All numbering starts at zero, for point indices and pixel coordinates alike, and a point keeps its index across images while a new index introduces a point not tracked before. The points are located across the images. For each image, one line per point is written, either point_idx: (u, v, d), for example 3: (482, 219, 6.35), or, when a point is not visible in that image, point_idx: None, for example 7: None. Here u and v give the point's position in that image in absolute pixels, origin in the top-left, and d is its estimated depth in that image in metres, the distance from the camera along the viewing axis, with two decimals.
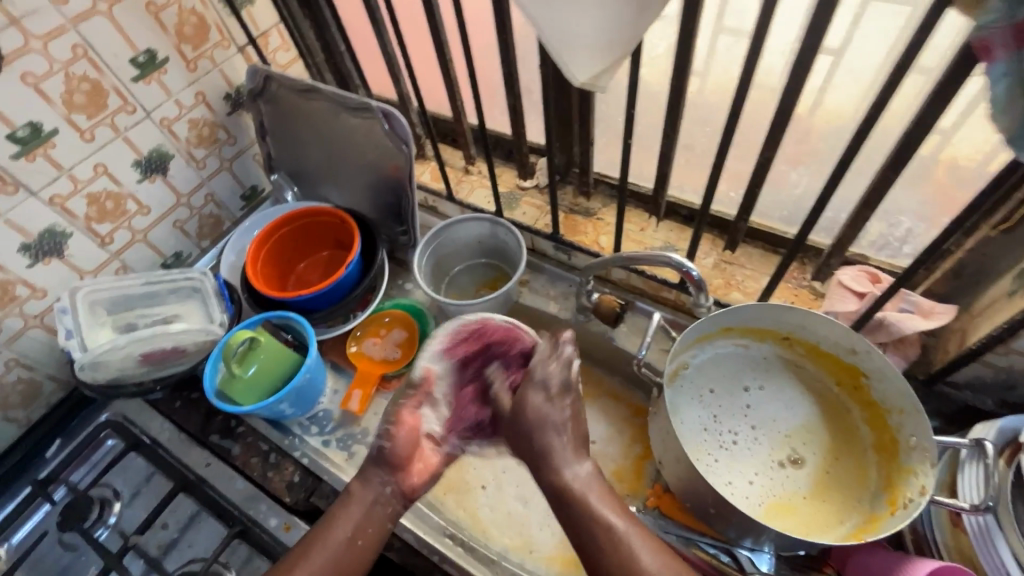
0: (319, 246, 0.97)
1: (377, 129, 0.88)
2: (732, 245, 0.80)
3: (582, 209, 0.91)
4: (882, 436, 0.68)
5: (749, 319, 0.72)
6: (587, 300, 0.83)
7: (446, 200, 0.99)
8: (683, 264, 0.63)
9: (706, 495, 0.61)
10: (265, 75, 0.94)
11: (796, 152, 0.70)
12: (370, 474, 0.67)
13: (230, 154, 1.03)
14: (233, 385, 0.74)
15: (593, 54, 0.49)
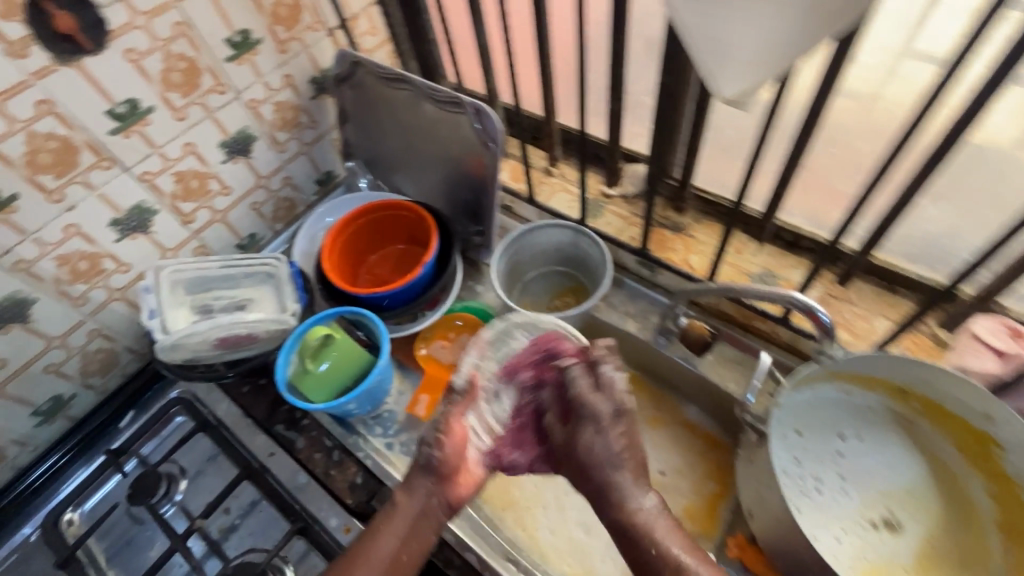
0: (392, 240, 0.95)
1: (464, 124, 0.85)
2: (846, 278, 0.72)
3: (672, 224, 0.86)
4: (1014, 517, 0.61)
5: (866, 367, 0.65)
6: (674, 323, 0.78)
7: (525, 202, 0.95)
8: (809, 306, 0.56)
9: (808, 561, 0.55)
10: (354, 60, 0.92)
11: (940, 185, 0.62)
12: (413, 480, 0.63)
13: (311, 138, 1.02)
14: (305, 379, 0.74)
15: (747, 68, 0.44)
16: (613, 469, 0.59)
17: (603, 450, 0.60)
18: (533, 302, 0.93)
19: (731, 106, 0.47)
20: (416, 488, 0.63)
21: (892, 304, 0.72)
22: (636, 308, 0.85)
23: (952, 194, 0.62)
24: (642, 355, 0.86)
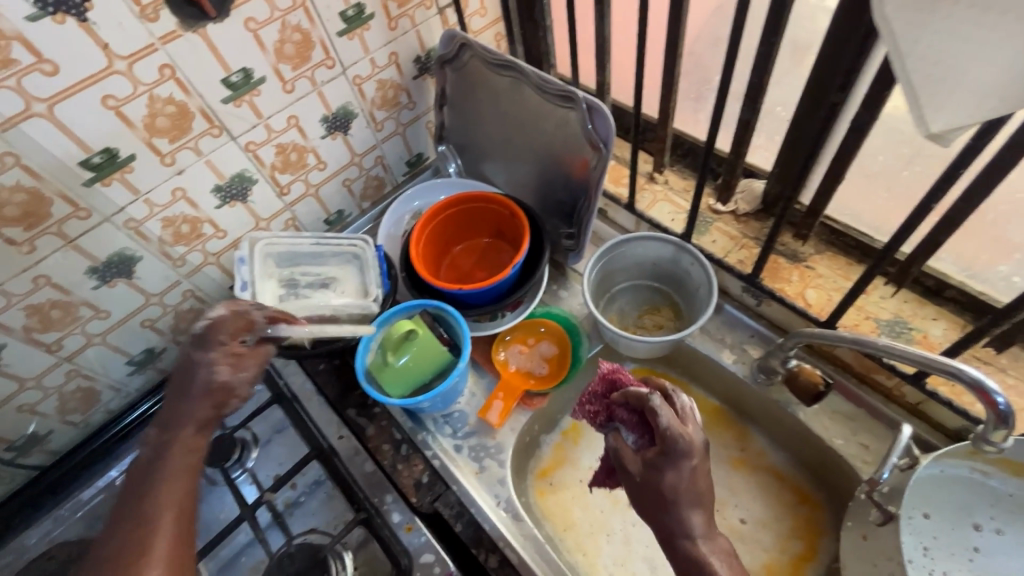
0: (479, 232, 0.92)
1: (572, 120, 0.79)
2: (1002, 343, 0.62)
3: (789, 251, 0.77)
4: None
5: (1014, 452, 0.56)
6: (782, 365, 0.70)
7: (622, 208, 0.89)
8: (980, 383, 0.47)
9: None
10: (461, 42, 0.88)
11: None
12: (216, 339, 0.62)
13: (407, 119, 0.99)
14: (383, 371, 0.73)
15: (972, 97, 0.36)
16: (689, 507, 0.55)
17: (682, 486, 0.55)
18: (621, 317, 0.86)
19: (930, 142, 0.40)
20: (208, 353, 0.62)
21: None
22: (734, 338, 0.78)
23: None
24: (731, 387, 0.79)
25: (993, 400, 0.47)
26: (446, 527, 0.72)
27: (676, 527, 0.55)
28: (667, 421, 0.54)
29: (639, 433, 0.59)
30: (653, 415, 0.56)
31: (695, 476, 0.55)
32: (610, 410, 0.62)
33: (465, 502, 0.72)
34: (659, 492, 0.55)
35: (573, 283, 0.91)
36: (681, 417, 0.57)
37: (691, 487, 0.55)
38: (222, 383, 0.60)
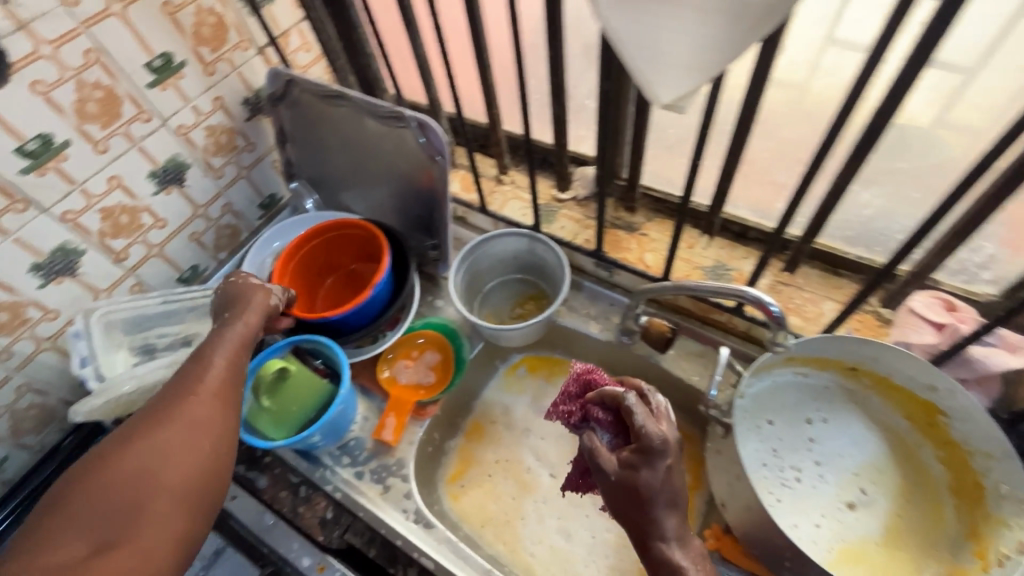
0: (345, 260, 0.92)
1: (408, 138, 0.83)
2: (792, 264, 0.74)
3: (624, 223, 0.87)
4: (963, 479, 0.63)
5: (817, 350, 0.67)
6: (635, 323, 0.78)
7: (478, 212, 0.94)
8: (761, 299, 0.59)
9: (783, 547, 0.57)
10: (287, 78, 0.88)
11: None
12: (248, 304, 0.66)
13: (249, 161, 0.97)
14: (262, 417, 0.71)
15: (683, 73, 0.44)
16: (665, 509, 0.52)
17: (659, 493, 0.51)
18: (496, 313, 0.91)
19: (669, 111, 0.47)
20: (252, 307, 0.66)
21: (837, 286, 0.74)
22: (597, 309, 0.86)
23: (881, 178, 0.69)
24: (606, 354, 0.86)
25: (772, 311, 0.59)
26: (359, 555, 0.72)
27: (649, 531, 0.53)
28: (644, 421, 0.51)
29: (613, 432, 0.56)
30: (629, 415, 0.53)
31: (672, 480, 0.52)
32: (585, 409, 0.58)
33: (373, 525, 0.72)
34: (634, 496, 0.52)
35: (448, 291, 0.94)
36: (658, 416, 0.55)
37: (667, 493, 0.52)
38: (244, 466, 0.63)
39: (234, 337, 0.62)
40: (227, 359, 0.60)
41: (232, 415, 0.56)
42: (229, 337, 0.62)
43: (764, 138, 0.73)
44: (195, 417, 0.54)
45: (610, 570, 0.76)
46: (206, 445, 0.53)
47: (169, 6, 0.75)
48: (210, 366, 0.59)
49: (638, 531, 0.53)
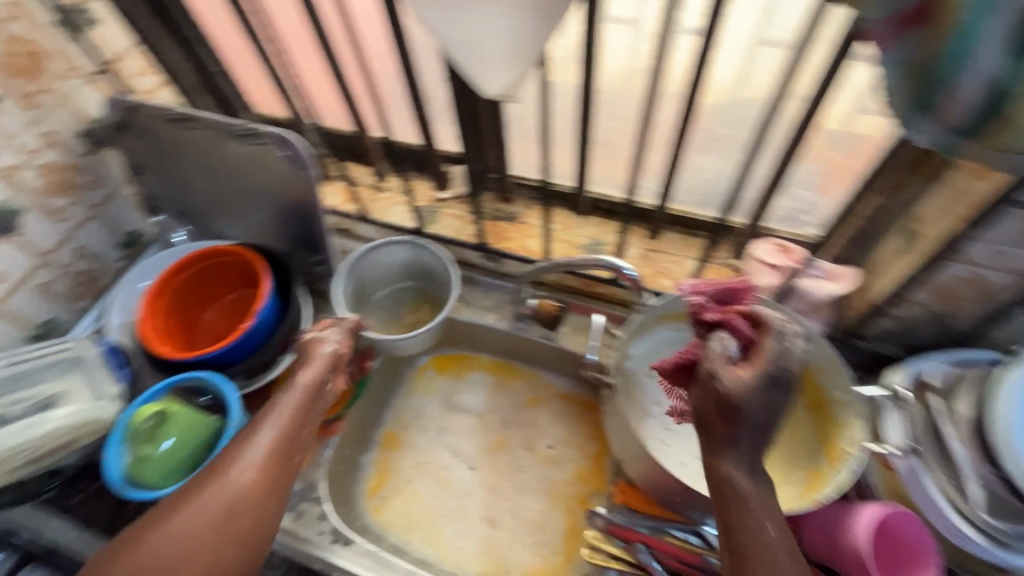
0: (223, 288, 0.86)
1: (272, 154, 0.80)
2: (654, 231, 0.81)
3: (505, 214, 0.90)
4: (813, 394, 0.70)
5: (683, 303, 0.70)
6: (525, 307, 0.83)
7: (362, 222, 0.94)
8: (615, 265, 0.66)
9: (673, 486, 0.64)
10: (127, 105, 0.82)
11: (703, 137, 0.77)
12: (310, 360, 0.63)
13: (99, 198, 0.89)
14: (146, 468, 0.66)
15: (505, 64, 0.47)
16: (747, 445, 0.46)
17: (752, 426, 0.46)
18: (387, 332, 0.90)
19: (504, 102, 0.50)
20: (315, 367, 0.63)
21: (696, 245, 0.82)
22: (492, 300, 0.89)
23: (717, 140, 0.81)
24: (506, 343, 0.88)
25: (626, 274, 0.67)
26: None
27: (722, 476, 0.46)
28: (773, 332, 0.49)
29: (744, 347, 0.52)
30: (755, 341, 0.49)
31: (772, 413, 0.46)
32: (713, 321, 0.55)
33: (290, 555, 0.70)
34: (716, 426, 0.47)
35: None
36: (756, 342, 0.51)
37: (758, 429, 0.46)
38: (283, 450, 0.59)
39: (292, 406, 0.59)
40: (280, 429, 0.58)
41: (275, 481, 0.56)
42: (291, 401, 0.60)
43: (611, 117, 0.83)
44: (222, 496, 0.53)
45: (536, 547, 0.78)
46: (224, 518, 0.52)
47: None
48: (254, 445, 0.56)
49: (713, 475, 0.47)
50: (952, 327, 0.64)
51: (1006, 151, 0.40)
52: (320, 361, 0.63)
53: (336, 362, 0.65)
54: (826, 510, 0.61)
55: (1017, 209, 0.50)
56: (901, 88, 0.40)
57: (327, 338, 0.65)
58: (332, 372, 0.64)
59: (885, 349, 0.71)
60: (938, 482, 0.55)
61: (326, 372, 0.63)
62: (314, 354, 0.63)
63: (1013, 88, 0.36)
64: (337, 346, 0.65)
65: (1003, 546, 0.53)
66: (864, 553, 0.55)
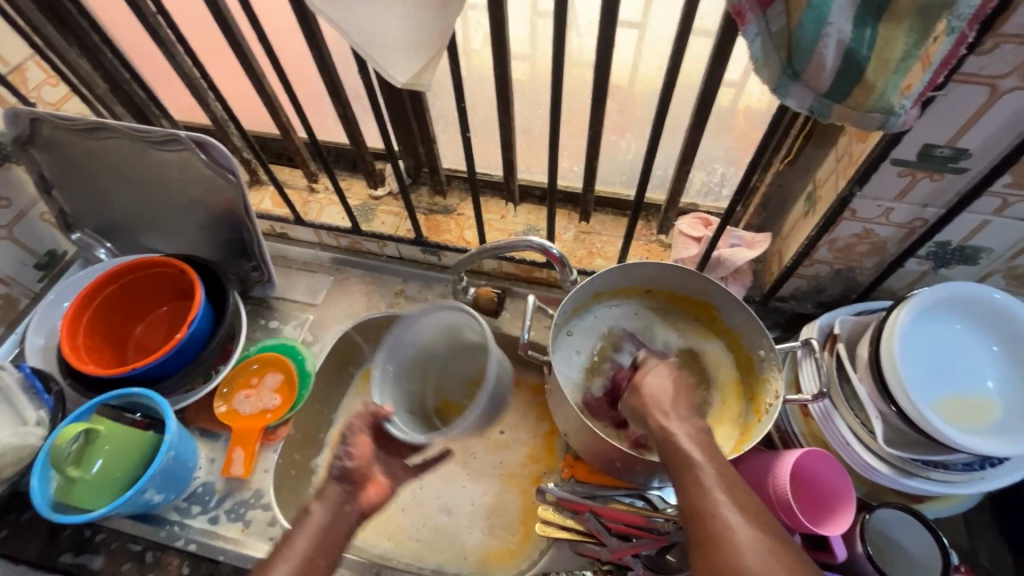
0: (154, 302, 0.83)
1: (193, 160, 0.78)
2: (585, 215, 0.84)
3: (441, 207, 0.91)
4: (740, 355, 0.75)
5: (611, 281, 0.76)
6: (464, 297, 0.83)
7: (295, 225, 0.92)
8: (544, 247, 0.66)
9: (612, 452, 0.67)
10: (30, 117, 0.77)
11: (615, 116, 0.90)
12: (326, 489, 0.56)
13: (7, 218, 0.84)
14: (74, 491, 0.62)
15: (409, 53, 0.47)
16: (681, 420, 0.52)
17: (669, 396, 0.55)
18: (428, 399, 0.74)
19: (412, 91, 0.50)
20: (329, 500, 0.55)
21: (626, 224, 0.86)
22: (435, 293, 0.90)
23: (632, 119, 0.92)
24: None
25: (554, 254, 0.67)
26: None
27: (670, 439, 0.51)
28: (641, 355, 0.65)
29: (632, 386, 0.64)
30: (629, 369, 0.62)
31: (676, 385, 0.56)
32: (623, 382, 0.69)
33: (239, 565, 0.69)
34: (652, 402, 0.54)
35: (281, 311, 0.91)
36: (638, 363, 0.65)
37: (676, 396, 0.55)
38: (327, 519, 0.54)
39: (307, 536, 0.52)
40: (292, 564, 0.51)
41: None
42: (308, 531, 0.53)
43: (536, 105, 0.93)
44: None
45: (493, 529, 0.79)
46: None
47: None
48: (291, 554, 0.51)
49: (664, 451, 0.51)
50: (854, 281, 0.70)
51: (867, 110, 0.44)
52: (336, 487, 0.56)
53: (354, 483, 0.57)
54: (754, 462, 0.65)
55: (895, 166, 0.54)
56: (770, 60, 0.43)
57: (337, 455, 0.58)
58: (350, 495, 0.56)
59: (801, 307, 0.77)
60: (847, 421, 0.60)
61: (343, 502, 0.55)
62: (330, 482, 0.56)
63: (862, 54, 0.41)
64: (347, 464, 0.57)
65: (909, 474, 0.58)
66: (787, 495, 0.59)
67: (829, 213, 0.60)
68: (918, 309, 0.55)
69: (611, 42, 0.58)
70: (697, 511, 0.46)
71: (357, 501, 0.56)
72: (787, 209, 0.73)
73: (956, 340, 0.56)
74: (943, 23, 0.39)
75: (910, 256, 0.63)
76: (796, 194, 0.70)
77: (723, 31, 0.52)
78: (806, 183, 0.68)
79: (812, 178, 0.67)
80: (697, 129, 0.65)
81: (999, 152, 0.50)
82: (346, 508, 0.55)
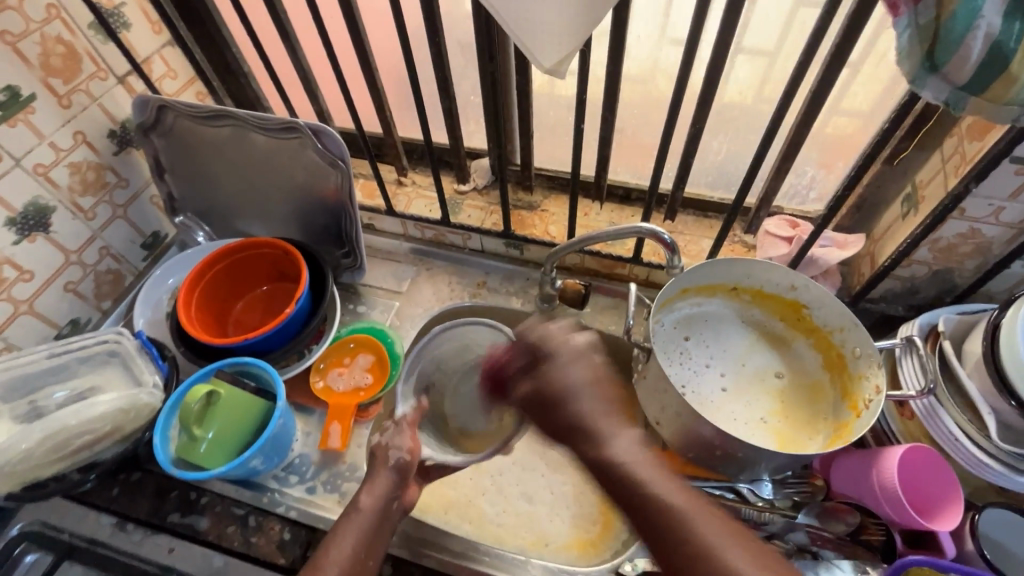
0: (256, 282, 0.87)
1: (304, 148, 0.83)
2: (671, 215, 0.87)
3: (525, 203, 0.94)
4: (830, 354, 0.76)
5: (704, 277, 0.79)
6: (552, 287, 0.85)
7: (386, 215, 0.96)
8: (655, 231, 0.69)
9: (710, 438, 0.66)
10: (159, 105, 0.83)
11: None
12: (376, 476, 0.64)
13: (124, 199, 0.90)
14: (193, 451, 0.66)
15: (559, 41, 0.50)
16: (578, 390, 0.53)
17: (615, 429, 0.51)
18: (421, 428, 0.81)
19: (551, 77, 0.53)
20: (380, 487, 0.63)
21: (710, 225, 0.89)
22: (516, 287, 0.93)
23: None
24: None
25: (664, 239, 0.70)
26: None
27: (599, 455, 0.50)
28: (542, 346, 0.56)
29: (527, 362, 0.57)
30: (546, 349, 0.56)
31: (591, 392, 0.53)
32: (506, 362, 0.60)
33: None
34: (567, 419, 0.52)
35: (369, 297, 0.94)
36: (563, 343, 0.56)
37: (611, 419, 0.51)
38: (401, 464, 0.65)
39: (359, 529, 0.59)
40: (348, 554, 0.57)
41: None
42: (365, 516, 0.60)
43: None
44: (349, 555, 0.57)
45: (574, 519, 0.79)
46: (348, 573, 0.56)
47: (9, 36, 0.69)
48: (354, 520, 0.60)
49: (646, 501, 0.46)
50: (952, 283, 0.71)
51: (1004, 103, 0.46)
52: (388, 475, 0.64)
53: (403, 475, 0.65)
54: (851, 461, 0.66)
55: (1012, 163, 0.55)
56: (911, 52, 0.45)
57: (394, 447, 0.66)
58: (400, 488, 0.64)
59: (891, 310, 0.77)
60: (955, 418, 0.60)
61: (393, 496, 0.63)
62: (384, 468, 0.64)
63: (1009, 46, 0.42)
64: (403, 456, 0.65)
65: (1020, 472, 0.58)
66: (894, 488, 0.59)
67: (937, 211, 0.62)
68: None
69: (729, 40, 0.61)
70: (687, 546, 0.44)
71: (404, 497, 0.64)
72: (881, 212, 0.74)
73: None
74: None
75: (1016, 258, 0.64)
76: (894, 195, 0.71)
77: (845, 31, 0.55)
78: (904, 185, 0.69)
79: (911, 180, 0.69)
80: (801, 130, 0.67)
81: None
82: (395, 502, 0.63)
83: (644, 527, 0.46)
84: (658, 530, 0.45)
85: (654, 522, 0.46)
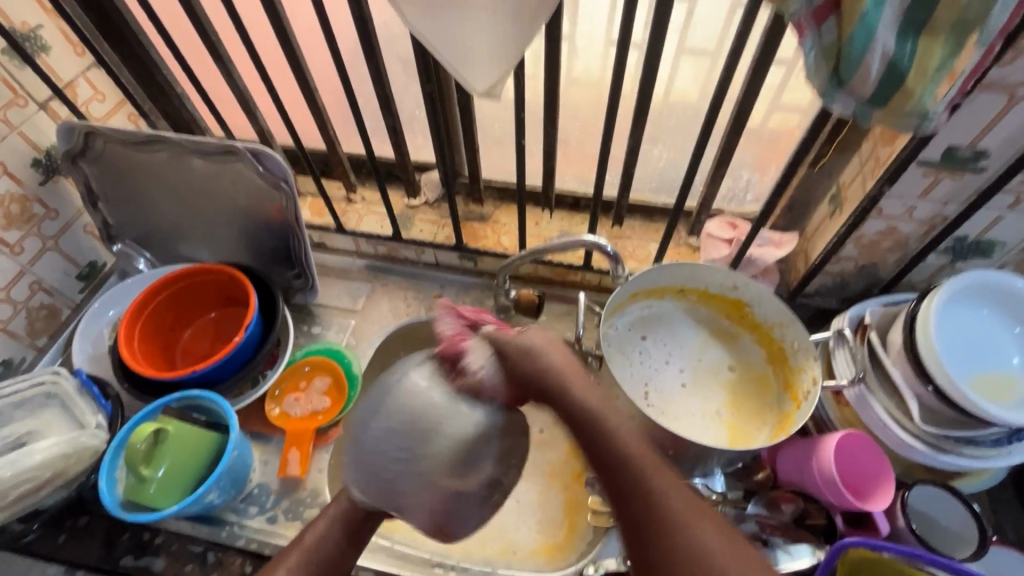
0: (203, 308, 0.85)
1: (246, 170, 0.81)
2: (618, 220, 0.88)
3: (476, 215, 0.95)
4: (773, 348, 0.80)
5: (652, 281, 0.81)
6: (506, 298, 0.85)
7: (336, 233, 0.95)
8: (598, 243, 0.71)
9: (663, 439, 0.68)
10: (85, 131, 0.79)
11: (651, 132, 0.94)
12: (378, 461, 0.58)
13: (54, 230, 0.86)
14: (143, 492, 0.64)
15: (490, 65, 0.51)
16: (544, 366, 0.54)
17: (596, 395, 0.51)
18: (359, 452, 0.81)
19: (486, 99, 0.54)
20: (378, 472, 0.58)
21: (657, 229, 0.91)
22: (472, 298, 0.94)
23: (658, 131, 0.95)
24: None
25: (607, 250, 0.72)
26: None
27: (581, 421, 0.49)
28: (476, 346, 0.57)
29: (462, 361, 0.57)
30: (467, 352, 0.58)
31: (571, 374, 0.52)
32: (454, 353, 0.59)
33: None
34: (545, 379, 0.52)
35: (323, 317, 0.93)
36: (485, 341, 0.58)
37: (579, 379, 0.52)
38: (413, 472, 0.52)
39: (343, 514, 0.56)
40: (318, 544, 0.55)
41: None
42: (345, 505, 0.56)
43: (569, 119, 0.97)
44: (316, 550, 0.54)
45: (540, 525, 0.80)
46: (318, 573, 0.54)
47: None
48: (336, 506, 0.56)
49: (641, 494, 0.44)
50: (877, 276, 0.76)
51: (904, 114, 0.50)
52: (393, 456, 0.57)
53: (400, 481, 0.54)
54: (795, 449, 0.69)
55: (920, 166, 0.60)
56: (818, 70, 0.48)
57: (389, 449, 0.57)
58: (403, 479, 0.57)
59: (826, 303, 0.82)
60: (882, 404, 0.64)
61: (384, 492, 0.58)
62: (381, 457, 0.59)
63: (904, 64, 0.46)
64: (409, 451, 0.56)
65: (942, 450, 0.63)
66: (832, 474, 0.63)
67: (858, 211, 0.66)
68: (954, 290, 0.62)
69: (659, 55, 0.63)
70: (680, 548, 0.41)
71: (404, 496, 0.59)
72: (811, 212, 0.78)
73: (981, 324, 0.64)
74: (974, 37, 0.44)
75: (930, 251, 0.69)
76: (821, 196, 0.76)
77: (763, 48, 0.58)
78: (830, 186, 0.74)
79: (835, 181, 0.73)
80: (731, 138, 0.70)
81: (1014, 152, 0.56)
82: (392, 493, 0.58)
83: (650, 546, 0.42)
84: (652, 527, 0.42)
85: (652, 527, 0.43)
